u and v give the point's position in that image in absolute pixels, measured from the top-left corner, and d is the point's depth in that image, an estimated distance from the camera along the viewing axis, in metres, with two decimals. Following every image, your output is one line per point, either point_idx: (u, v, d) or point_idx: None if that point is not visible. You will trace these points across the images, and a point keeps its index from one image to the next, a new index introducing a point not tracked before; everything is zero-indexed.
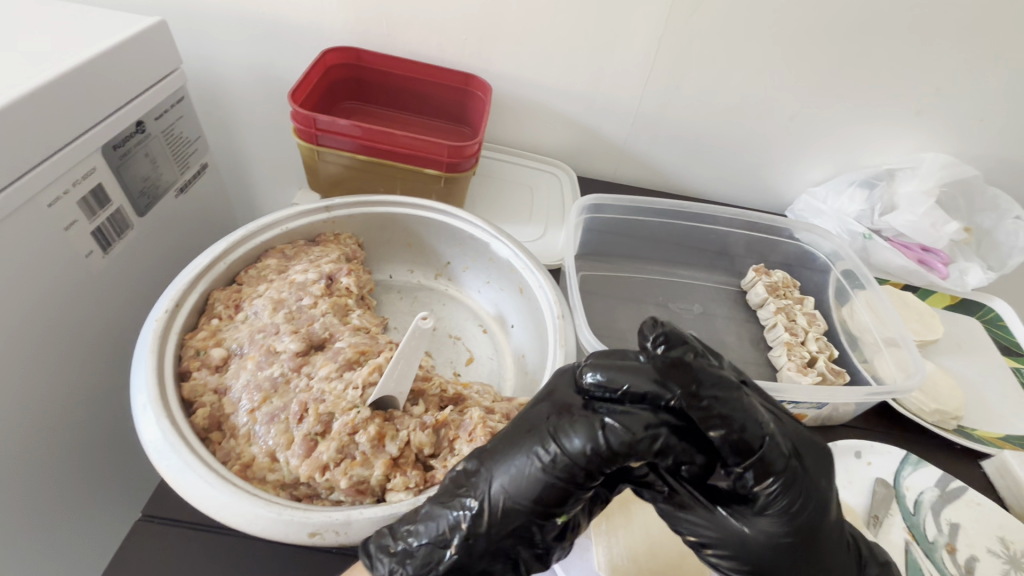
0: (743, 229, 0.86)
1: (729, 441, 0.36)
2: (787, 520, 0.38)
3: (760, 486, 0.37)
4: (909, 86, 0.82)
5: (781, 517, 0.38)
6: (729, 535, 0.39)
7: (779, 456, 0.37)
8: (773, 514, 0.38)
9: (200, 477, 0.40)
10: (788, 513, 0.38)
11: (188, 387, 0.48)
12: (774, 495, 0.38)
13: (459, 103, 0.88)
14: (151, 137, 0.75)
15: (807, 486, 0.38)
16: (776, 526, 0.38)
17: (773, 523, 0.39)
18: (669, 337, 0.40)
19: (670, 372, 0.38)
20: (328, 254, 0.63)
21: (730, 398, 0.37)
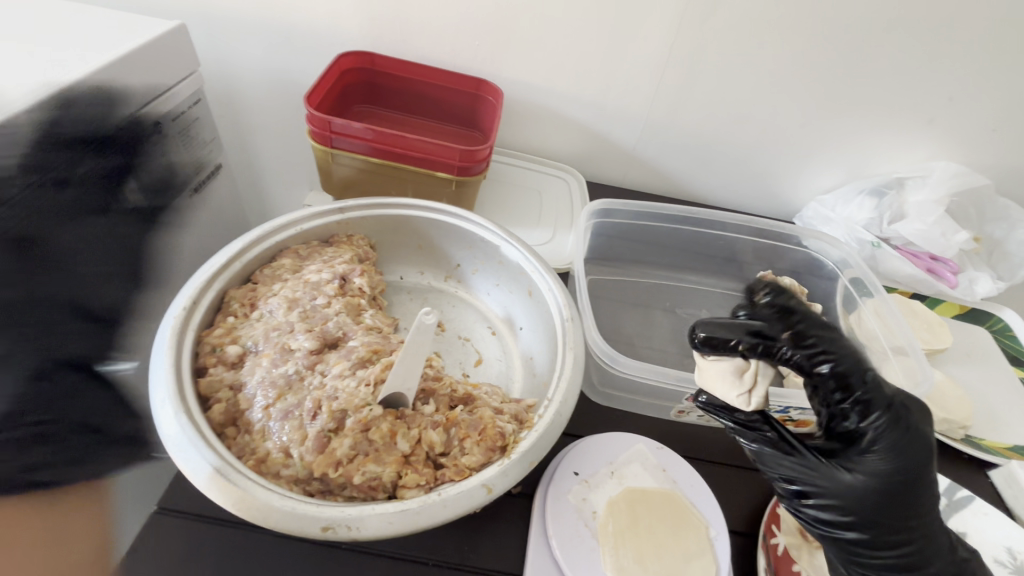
0: (752, 236, 0.86)
1: (832, 375, 0.45)
2: (882, 460, 0.44)
3: (864, 421, 0.45)
4: (920, 96, 0.82)
5: (885, 452, 0.44)
6: (848, 484, 0.44)
7: (880, 394, 0.45)
8: (879, 453, 0.44)
9: (216, 471, 0.41)
10: (891, 448, 0.44)
11: (205, 382, 0.49)
12: (878, 432, 0.44)
13: (471, 107, 0.89)
14: (169, 137, 0.77)
15: (902, 428, 0.44)
16: (879, 467, 0.44)
17: (869, 466, 0.44)
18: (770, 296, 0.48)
19: (778, 318, 0.47)
20: (341, 255, 0.64)
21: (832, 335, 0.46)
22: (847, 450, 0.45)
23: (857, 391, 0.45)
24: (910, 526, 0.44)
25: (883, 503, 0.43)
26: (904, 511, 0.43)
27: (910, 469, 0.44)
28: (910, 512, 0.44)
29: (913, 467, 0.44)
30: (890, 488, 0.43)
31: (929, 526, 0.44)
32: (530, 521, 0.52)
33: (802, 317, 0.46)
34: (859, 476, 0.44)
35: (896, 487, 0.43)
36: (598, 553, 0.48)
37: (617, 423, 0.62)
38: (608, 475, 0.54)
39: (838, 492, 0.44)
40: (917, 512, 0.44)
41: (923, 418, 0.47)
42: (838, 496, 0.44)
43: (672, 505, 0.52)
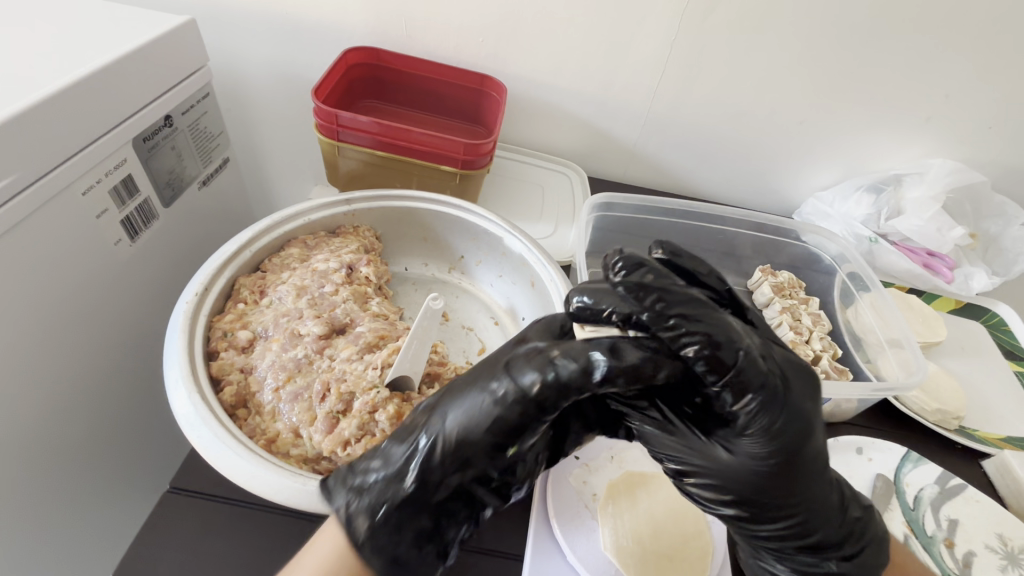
0: (751, 230, 0.87)
1: (700, 359, 0.37)
2: (762, 444, 0.40)
3: (737, 407, 0.39)
4: (918, 92, 0.83)
5: (760, 439, 0.40)
6: (725, 469, 0.42)
7: (759, 372, 0.38)
8: (755, 438, 0.40)
9: (230, 449, 0.43)
10: (769, 434, 0.39)
11: (216, 365, 0.50)
12: (756, 417, 0.39)
13: (475, 102, 0.90)
14: (178, 131, 0.78)
15: (786, 405, 0.40)
16: (757, 450, 0.40)
17: (746, 450, 0.41)
18: (625, 265, 0.42)
19: (635, 294, 0.39)
20: (348, 245, 0.66)
21: (700, 309, 0.38)
22: (724, 430, 0.41)
23: (729, 378, 0.38)
24: (794, 497, 0.42)
25: (763, 484, 0.41)
26: (785, 489, 0.41)
27: (792, 449, 0.40)
28: (794, 487, 0.42)
29: (796, 446, 0.41)
30: (769, 470, 0.41)
31: (814, 494, 0.43)
32: (532, 503, 0.53)
33: (659, 293, 0.39)
34: (736, 460, 0.41)
35: (778, 468, 0.41)
36: (597, 532, 0.49)
37: None
38: (609, 459, 0.55)
39: (718, 476, 0.42)
40: (801, 483, 0.42)
41: (812, 387, 0.42)
42: (718, 480, 0.42)
43: (669, 487, 0.53)
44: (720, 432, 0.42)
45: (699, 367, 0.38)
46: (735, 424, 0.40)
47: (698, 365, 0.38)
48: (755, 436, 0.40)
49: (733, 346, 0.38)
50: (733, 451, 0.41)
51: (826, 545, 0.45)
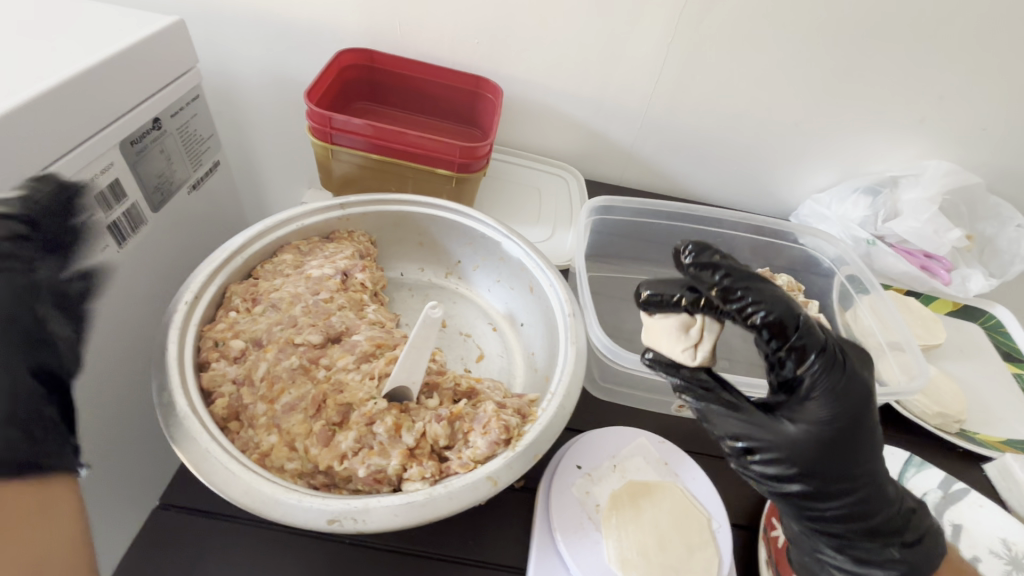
0: (749, 233, 0.87)
1: (766, 322, 0.41)
2: (826, 409, 0.42)
3: (803, 367, 0.42)
4: (914, 94, 0.83)
5: (824, 401, 0.42)
6: (791, 439, 0.42)
7: (820, 336, 0.42)
8: (819, 401, 0.42)
9: (221, 463, 0.41)
10: (832, 396, 0.42)
11: (207, 376, 0.48)
12: (818, 378, 0.42)
13: (470, 104, 0.89)
14: (167, 134, 0.76)
15: (844, 372, 0.43)
16: (822, 416, 0.42)
17: (809, 417, 0.42)
18: (694, 248, 0.44)
19: (704, 272, 0.44)
20: (342, 250, 0.64)
21: (757, 284, 0.42)
22: (787, 399, 0.44)
23: (795, 340, 0.42)
24: (857, 471, 0.43)
25: (828, 454, 0.42)
26: (848, 459, 0.43)
27: (852, 417, 0.42)
28: (856, 458, 0.43)
29: (857, 413, 0.42)
30: (833, 438, 0.42)
31: (872, 468, 0.44)
32: (533, 513, 0.52)
33: (726, 269, 0.43)
34: (800, 429, 0.42)
35: (841, 434, 0.42)
36: (601, 545, 0.48)
37: (617, 417, 0.63)
38: (611, 469, 0.54)
39: (783, 448, 0.43)
40: (863, 456, 0.43)
41: (859, 360, 0.46)
42: (784, 452, 0.43)
43: (674, 496, 0.52)
44: (783, 404, 0.44)
45: (765, 334, 0.41)
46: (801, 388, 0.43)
47: (764, 331, 0.42)
48: (820, 397, 0.42)
49: (794, 314, 0.42)
50: (796, 420, 0.43)
51: (888, 529, 0.45)
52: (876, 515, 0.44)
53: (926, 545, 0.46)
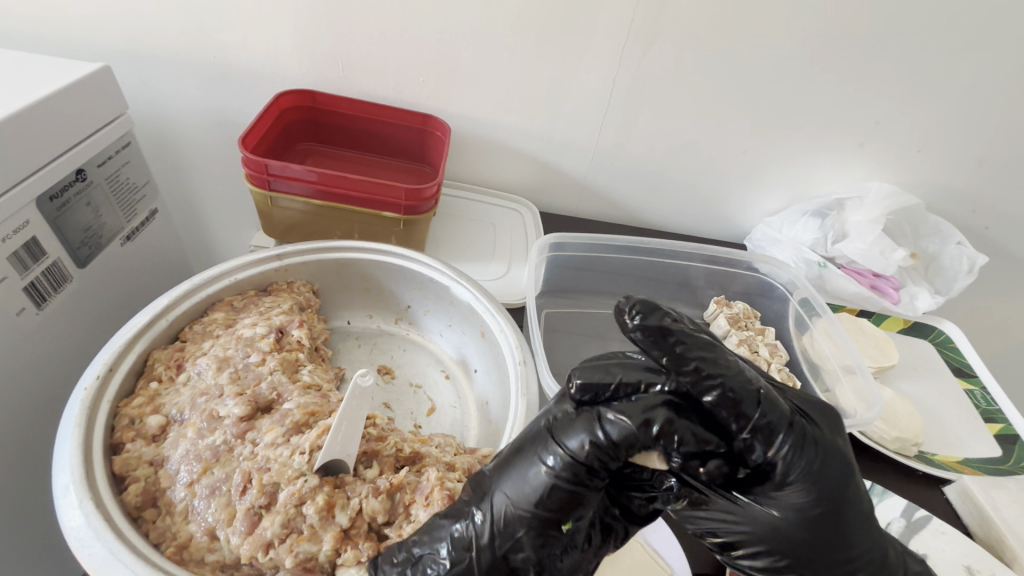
0: (704, 262, 0.87)
1: (721, 400, 0.37)
2: (807, 490, 0.39)
3: (773, 452, 0.38)
4: (853, 120, 0.86)
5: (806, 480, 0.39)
6: (778, 526, 0.40)
7: (783, 414, 0.38)
8: (798, 486, 0.39)
9: (126, 566, 0.37)
10: (809, 467, 0.39)
11: (120, 460, 0.44)
12: (791, 462, 0.38)
13: (419, 142, 0.87)
14: (95, 185, 0.72)
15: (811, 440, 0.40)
16: (802, 500, 0.39)
17: (792, 504, 0.39)
18: (642, 308, 0.40)
19: (656, 340, 0.39)
20: (279, 304, 0.61)
21: (715, 359, 0.38)
22: (762, 483, 0.40)
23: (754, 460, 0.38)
24: (848, 539, 0.41)
25: (817, 532, 0.40)
26: (835, 537, 0.41)
27: (832, 489, 0.40)
28: (843, 529, 0.41)
29: (835, 485, 0.40)
30: (818, 516, 0.40)
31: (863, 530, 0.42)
32: None
33: (679, 336, 0.39)
34: (785, 513, 0.40)
35: (825, 509, 0.40)
36: None
37: None
38: None
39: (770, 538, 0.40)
40: (848, 524, 0.41)
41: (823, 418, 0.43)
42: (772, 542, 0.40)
43: (634, 553, 0.52)
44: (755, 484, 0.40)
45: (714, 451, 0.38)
46: (774, 476, 0.39)
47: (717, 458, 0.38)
48: (798, 483, 0.39)
49: (750, 389, 0.38)
50: (782, 504, 0.39)
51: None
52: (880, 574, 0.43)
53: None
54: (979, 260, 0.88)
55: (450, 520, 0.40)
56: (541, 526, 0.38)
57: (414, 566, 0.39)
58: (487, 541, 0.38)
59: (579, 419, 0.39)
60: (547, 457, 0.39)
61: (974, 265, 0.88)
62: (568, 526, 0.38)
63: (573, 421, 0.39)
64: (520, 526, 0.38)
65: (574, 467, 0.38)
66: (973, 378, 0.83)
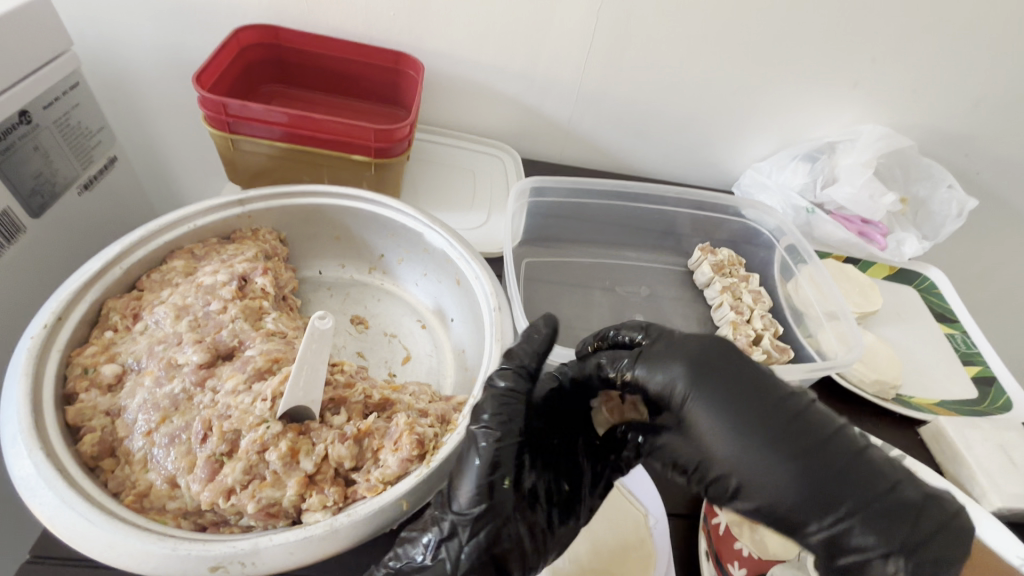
0: (690, 208, 0.84)
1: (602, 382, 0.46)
2: (714, 404, 0.39)
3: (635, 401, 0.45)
4: (850, 57, 0.82)
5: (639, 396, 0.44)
6: (703, 446, 0.39)
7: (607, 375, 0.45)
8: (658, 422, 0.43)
9: (80, 515, 0.35)
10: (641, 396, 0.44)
11: (73, 410, 0.42)
12: (673, 379, 0.41)
13: (390, 81, 0.82)
14: (42, 128, 0.65)
15: (700, 355, 0.41)
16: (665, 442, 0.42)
17: (705, 421, 0.38)
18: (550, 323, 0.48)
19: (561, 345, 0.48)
20: (243, 251, 0.58)
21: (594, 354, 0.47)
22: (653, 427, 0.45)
23: (654, 389, 0.42)
24: (788, 465, 0.36)
25: (740, 446, 0.37)
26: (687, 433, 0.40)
27: (738, 401, 0.38)
28: (768, 446, 0.36)
29: (738, 393, 0.39)
30: (733, 431, 0.38)
31: (802, 448, 0.36)
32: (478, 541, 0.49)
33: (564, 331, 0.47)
34: (701, 432, 0.39)
35: (738, 421, 0.38)
36: None
37: None
38: None
39: (702, 454, 0.39)
40: (767, 445, 0.37)
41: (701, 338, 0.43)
42: (703, 457, 0.39)
43: (609, 498, 0.53)
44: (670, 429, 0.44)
45: (636, 379, 0.43)
46: (675, 393, 0.41)
47: (651, 371, 0.43)
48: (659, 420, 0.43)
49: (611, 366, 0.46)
50: (691, 423, 0.39)
51: (861, 524, 0.34)
52: (839, 502, 0.35)
53: (941, 550, 0.33)
54: (969, 204, 0.86)
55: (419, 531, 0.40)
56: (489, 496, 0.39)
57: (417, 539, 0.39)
58: (452, 541, 0.38)
59: (484, 394, 0.44)
60: (478, 436, 0.41)
61: (964, 209, 0.87)
62: (507, 482, 0.40)
63: (480, 399, 0.43)
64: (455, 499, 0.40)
65: (500, 422, 0.41)
66: (954, 323, 0.83)
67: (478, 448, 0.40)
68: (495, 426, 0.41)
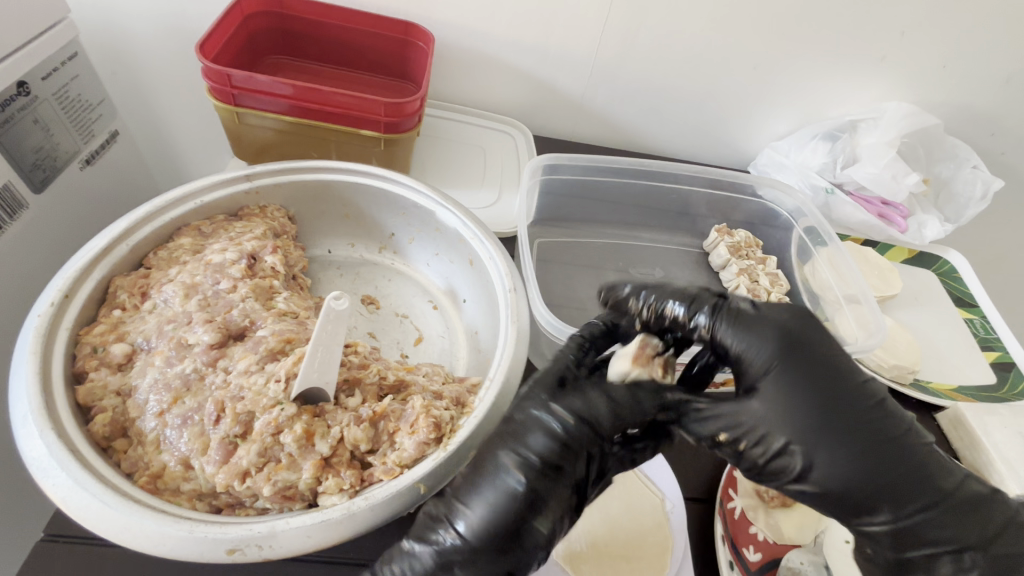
0: (706, 187, 0.82)
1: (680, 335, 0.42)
2: (802, 383, 0.36)
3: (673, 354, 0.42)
4: (877, 30, 0.78)
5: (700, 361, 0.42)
6: (770, 421, 0.36)
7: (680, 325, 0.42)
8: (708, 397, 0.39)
9: (94, 497, 0.35)
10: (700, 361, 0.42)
11: (84, 390, 0.41)
12: (761, 350, 0.38)
13: (399, 54, 0.79)
14: (41, 100, 0.63)
15: (790, 328, 0.38)
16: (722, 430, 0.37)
17: (790, 399, 0.36)
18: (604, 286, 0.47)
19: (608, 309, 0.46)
20: (251, 229, 0.56)
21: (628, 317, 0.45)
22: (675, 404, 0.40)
23: (737, 350, 0.39)
24: (874, 465, 0.35)
25: (822, 429, 0.35)
26: (775, 410, 0.36)
27: (830, 388, 0.36)
28: (854, 441, 0.35)
29: (824, 376, 0.36)
30: (821, 415, 0.35)
31: (887, 439, 0.36)
32: None
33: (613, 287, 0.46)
34: (781, 405, 0.36)
35: (827, 409, 0.35)
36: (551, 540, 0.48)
37: None
38: None
39: (765, 427, 0.36)
40: (856, 430, 0.35)
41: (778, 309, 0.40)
42: (769, 433, 0.36)
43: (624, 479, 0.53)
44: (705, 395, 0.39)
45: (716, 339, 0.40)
46: (759, 363, 0.38)
47: (738, 336, 0.39)
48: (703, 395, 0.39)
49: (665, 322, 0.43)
50: (772, 396, 0.36)
51: (940, 520, 0.36)
52: (918, 502, 0.36)
53: (1014, 544, 0.37)
54: (994, 185, 0.83)
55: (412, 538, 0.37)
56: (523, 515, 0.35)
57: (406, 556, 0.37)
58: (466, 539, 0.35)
59: (535, 416, 0.38)
60: (529, 448, 0.37)
61: (988, 190, 0.84)
62: (544, 527, 0.35)
63: (528, 422, 0.37)
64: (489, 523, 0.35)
65: (559, 454, 0.36)
66: (973, 307, 0.81)
67: (516, 482, 0.35)
68: (546, 459, 0.36)
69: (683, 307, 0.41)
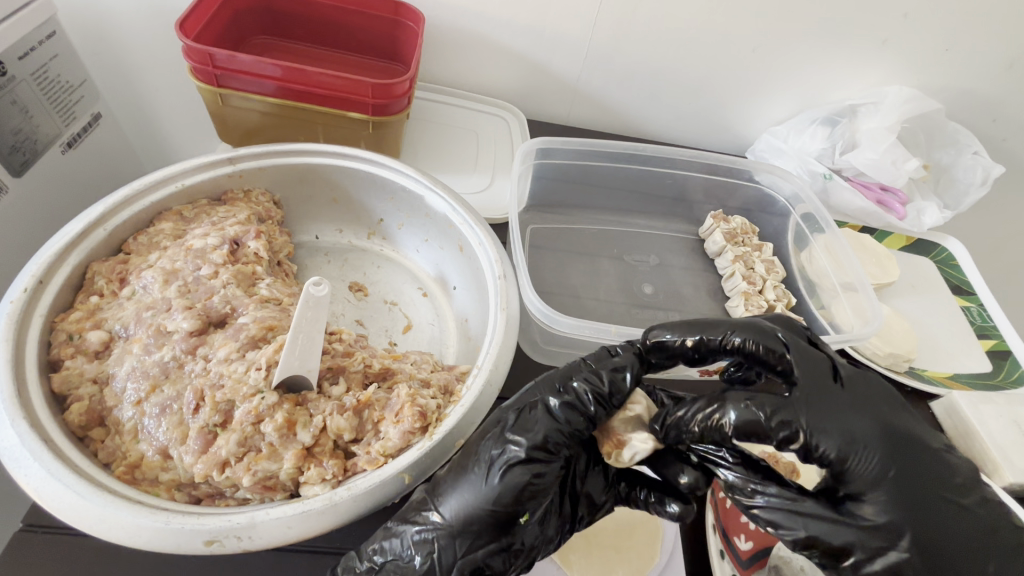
0: (703, 172, 0.80)
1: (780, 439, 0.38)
2: (901, 493, 0.37)
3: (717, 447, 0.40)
4: (881, 11, 0.76)
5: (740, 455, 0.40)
6: (882, 533, 0.36)
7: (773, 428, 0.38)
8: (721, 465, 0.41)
9: (68, 488, 0.34)
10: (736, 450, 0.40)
11: (59, 378, 0.40)
12: (866, 459, 0.38)
13: (389, 34, 0.77)
14: (19, 80, 0.61)
15: (884, 429, 0.39)
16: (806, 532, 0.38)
17: (892, 510, 0.36)
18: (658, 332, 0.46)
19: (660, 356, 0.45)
20: (235, 214, 0.55)
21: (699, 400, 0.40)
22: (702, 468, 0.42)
23: (837, 455, 0.38)
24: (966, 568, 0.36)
25: (923, 544, 0.36)
26: (891, 523, 0.36)
27: (922, 493, 0.37)
28: (949, 548, 0.36)
29: (926, 482, 0.38)
30: (921, 526, 0.36)
31: (982, 546, 0.37)
32: None
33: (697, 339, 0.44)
34: (879, 516, 0.37)
35: (925, 517, 0.37)
36: None
37: None
38: None
39: (878, 541, 0.36)
40: (957, 538, 0.37)
41: (863, 395, 0.40)
42: (880, 547, 0.36)
43: None
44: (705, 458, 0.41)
45: (822, 451, 0.38)
46: (860, 467, 0.38)
47: (832, 438, 0.38)
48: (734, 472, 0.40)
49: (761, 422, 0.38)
50: (873, 508, 0.37)
51: None
52: None
53: None
54: (995, 170, 0.82)
55: (400, 523, 0.38)
56: (501, 503, 0.36)
57: (390, 537, 0.37)
58: (453, 540, 0.36)
59: (545, 414, 0.39)
60: (511, 440, 0.38)
61: (989, 176, 0.83)
62: (525, 519, 0.37)
63: (538, 417, 0.39)
64: (474, 513, 0.36)
65: (540, 452, 0.37)
66: (970, 295, 0.81)
67: (505, 473, 0.36)
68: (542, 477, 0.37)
69: (765, 408, 0.38)
